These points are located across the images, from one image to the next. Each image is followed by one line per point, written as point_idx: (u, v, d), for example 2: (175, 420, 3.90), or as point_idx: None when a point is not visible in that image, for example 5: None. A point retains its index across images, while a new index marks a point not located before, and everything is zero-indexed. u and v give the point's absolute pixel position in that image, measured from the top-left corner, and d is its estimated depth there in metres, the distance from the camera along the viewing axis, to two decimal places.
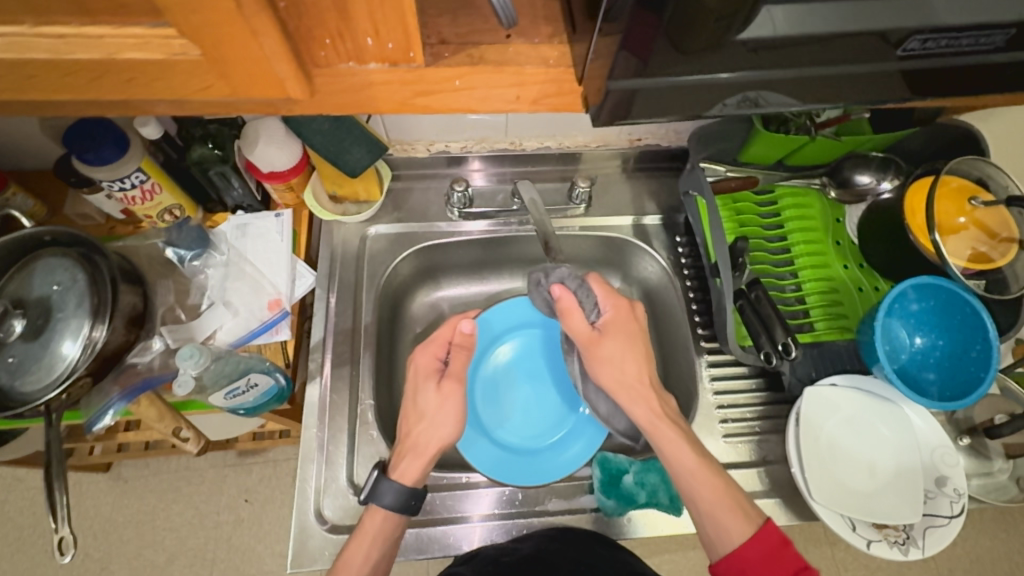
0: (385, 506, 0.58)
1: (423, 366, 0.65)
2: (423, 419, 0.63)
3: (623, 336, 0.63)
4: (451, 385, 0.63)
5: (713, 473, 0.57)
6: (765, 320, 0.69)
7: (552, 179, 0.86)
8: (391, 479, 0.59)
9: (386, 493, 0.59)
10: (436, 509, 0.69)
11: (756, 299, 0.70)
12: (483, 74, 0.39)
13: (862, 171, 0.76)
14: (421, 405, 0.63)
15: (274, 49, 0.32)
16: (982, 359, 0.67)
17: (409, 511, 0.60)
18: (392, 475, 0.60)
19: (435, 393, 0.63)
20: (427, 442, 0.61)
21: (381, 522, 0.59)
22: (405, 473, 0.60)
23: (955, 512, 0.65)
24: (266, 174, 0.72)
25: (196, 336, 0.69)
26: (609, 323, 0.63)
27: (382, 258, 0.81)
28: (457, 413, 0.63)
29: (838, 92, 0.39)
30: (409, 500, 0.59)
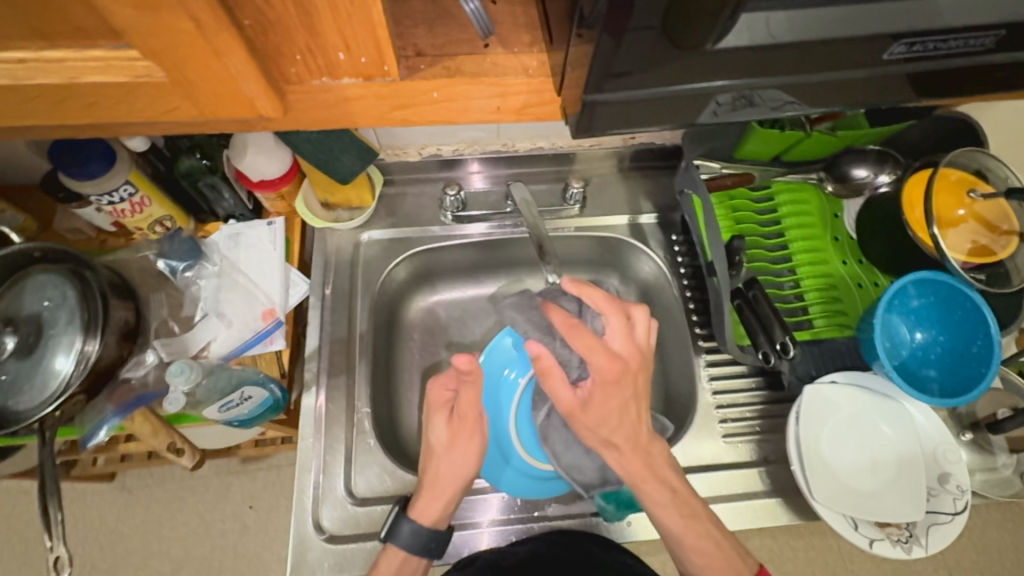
0: (402, 547, 0.60)
1: (434, 399, 0.64)
2: (436, 456, 0.63)
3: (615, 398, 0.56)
4: (462, 423, 0.63)
5: (702, 540, 0.59)
6: (615, 358, 0.55)
7: (545, 180, 0.85)
8: (409, 518, 0.61)
9: (406, 535, 0.60)
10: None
11: (570, 326, 0.55)
12: (461, 86, 0.38)
13: (860, 164, 0.75)
14: (433, 439, 0.63)
15: (240, 69, 0.31)
16: (983, 355, 0.66)
17: (430, 553, 0.61)
18: (411, 514, 0.61)
19: (445, 428, 0.63)
20: (444, 480, 0.62)
21: (397, 567, 0.60)
22: (423, 512, 0.61)
23: (958, 509, 0.64)
24: (256, 183, 0.72)
25: (190, 348, 0.68)
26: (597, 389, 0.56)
27: (376, 264, 0.80)
28: (470, 450, 0.63)
29: (829, 96, 0.38)
30: (429, 542, 0.60)
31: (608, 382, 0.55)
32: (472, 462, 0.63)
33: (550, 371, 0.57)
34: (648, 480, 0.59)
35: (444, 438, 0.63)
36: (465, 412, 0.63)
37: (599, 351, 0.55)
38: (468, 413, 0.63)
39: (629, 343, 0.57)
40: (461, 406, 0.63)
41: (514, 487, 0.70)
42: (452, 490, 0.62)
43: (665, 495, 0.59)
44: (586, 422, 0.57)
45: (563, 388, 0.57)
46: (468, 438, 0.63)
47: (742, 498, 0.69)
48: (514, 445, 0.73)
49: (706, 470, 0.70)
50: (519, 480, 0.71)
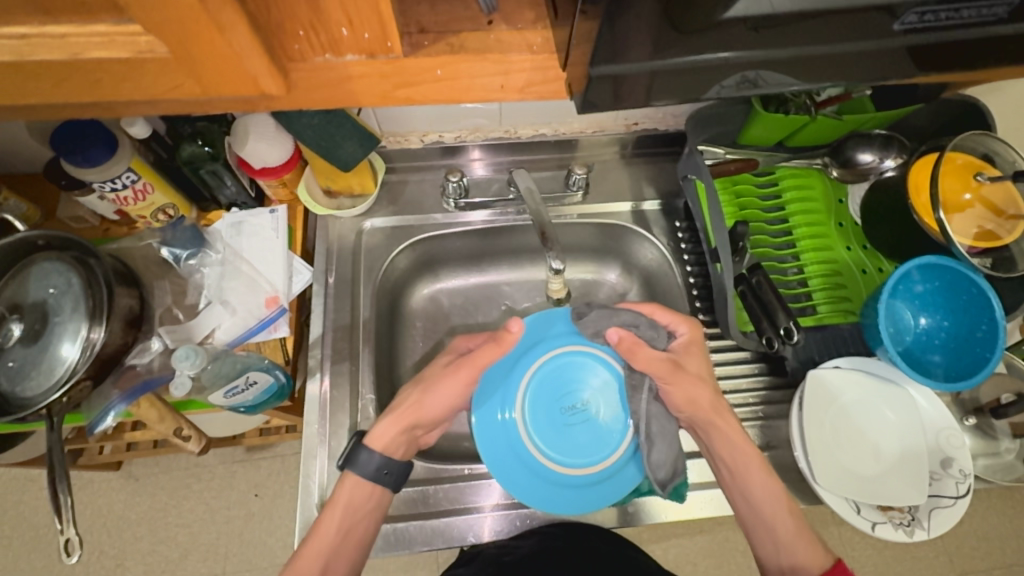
0: (359, 471, 0.61)
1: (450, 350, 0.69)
2: (417, 389, 0.65)
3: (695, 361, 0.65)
4: (464, 368, 0.65)
5: (789, 516, 0.60)
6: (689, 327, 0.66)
7: (548, 167, 0.85)
8: (367, 446, 0.62)
9: (363, 461, 0.61)
10: (441, 501, 0.69)
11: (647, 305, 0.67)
12: (464, 63, 0.38)
13: (864, 150, 0.75)
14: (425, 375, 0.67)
15: (244, 45, 0.31)
16: (988, 340, 0.66)
17: (382, 483, 0.61)
18: (366, 441, 0.63)
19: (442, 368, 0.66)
20: (411, 409, 0.64)
21: (350, 490, 0.61)
22: (377, 436, 0.62)
23: (961, 493, 0.65)
24: (258, 170, 0.72)
25: (195, 336, 0.68)
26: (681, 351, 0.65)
27: (379, 252, 0.80)
28: (455, 390, 0.65)
29: (836, 72, 0.38)
30: (381, 468, 0.61)
31: (689, 352, 0.65)
32: (443, 406, 0.65)
33: (637, 342, 0.64)
34: (750, 455, 0.62)
35: (434, 374, 0.66)
36: (476, 360, 0.64)
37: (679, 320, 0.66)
38: (473, 365, 0.65)
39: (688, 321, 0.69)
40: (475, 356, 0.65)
41: (565, 504, 0.63)
42: (412, 418, 0.64)
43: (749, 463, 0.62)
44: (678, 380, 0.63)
45: (654, 356, 0.63)
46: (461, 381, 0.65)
47: None
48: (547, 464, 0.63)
49: None
50: (570, 494, 0.63)
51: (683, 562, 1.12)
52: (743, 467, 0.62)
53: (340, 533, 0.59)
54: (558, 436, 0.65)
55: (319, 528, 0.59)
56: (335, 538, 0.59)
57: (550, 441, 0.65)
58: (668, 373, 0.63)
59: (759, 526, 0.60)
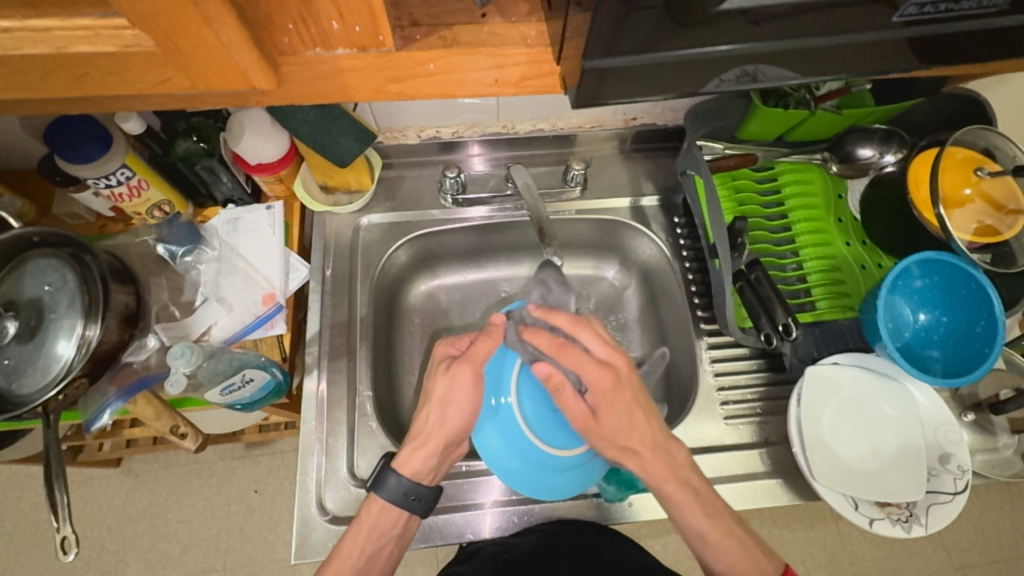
0: (386, 498, 0.60)
1: (438, 352, 0.64)
2: (432, 406, 0.60)
3: (617, 410, 0.56)
4: (462, 367, 0.60)
5: (727, 538, 0.58)
6: (604, 364, 0.56)
7: (546, 163, 0.84)
8: (396, 472, 0.60)
9: (391, 486, 0.60)
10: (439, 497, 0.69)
11: (558, 348, 0.56)
12: (457, 56, 0.37)
13: (864, 145, 0.75)
14: (431, 386, 0.61)
15: (232, 38, 0.31)
16: (987, 335, 0.66)
17: (410, 508, 0.61)
18: (395, 466, 0.61)
19: (444, 376, 0.60)
20: (435, 428, 0.60)
21: (377, 516, 0.60)
22: (405, 462, 0.61)
23: (959, 489, 0.65)
24: (255, 166, 0.71)
25: (191, 333, 0.68)
26: (599, 401, 0.56)
27: (376, 248, 0.80)
28: (468, 398, 0.60)
29: (833, 65, 0.38)
30: (407, 494, 0.60)
31: (606, 394, 0.56)
32: (465, 418, 0.60)
33: (563, 383, 0.56)
34: (669, 481, 0.58)
35: (443, 388, 0.60)
36: (474, 356, 0.60)
37: (589, 368, 0.55)
38: (474, 363, 0.60)
39: (609, 347, 0.57)
40: (470, 350, 0.61)
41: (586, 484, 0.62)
42: (438, 440, 0.60)
43: (688, 495, 0.58)
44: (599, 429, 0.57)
45: (576, 400, 0.57)
46: (468, 388, 0.60)
47: (742, 478, 0.69)
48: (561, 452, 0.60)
49: (707, 452, 0.70)
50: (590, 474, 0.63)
51: (681, 557, 1.13)
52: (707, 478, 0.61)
53: (364, 556, 0.59)
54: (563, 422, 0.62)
55: (342, 551, 0.60)
56: (359, 561, 0.59)
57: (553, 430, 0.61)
58: (587, 423, 0.57)
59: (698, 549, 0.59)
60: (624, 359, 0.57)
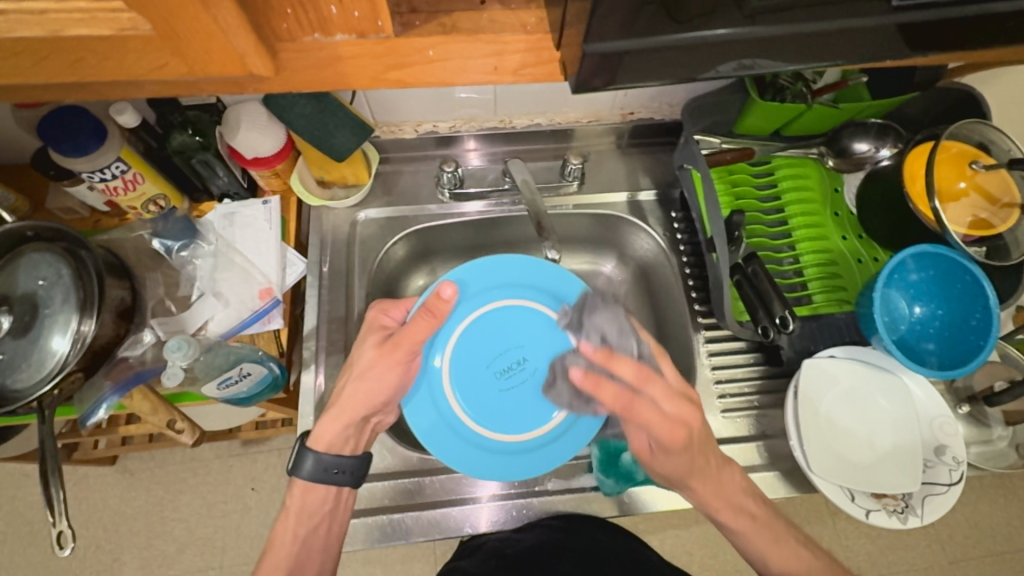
0: (303, 477, 0.59)
1: (375, 321, 0.64)
2: (352, 377, 0.61)
3: (685, 461, 0.56)
4: (391, 348, 0.61)
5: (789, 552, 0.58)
6: (673, 421, 0.56)
7: (544, 158, 0.84)
8: (308, 448, 0.60)
9: (308, 466, 0.59)
10: (438, 491, 0.69)
11: (623, 403, 0.56)
12: (456, 44, 0.37)
13: (861, 139, 0.75)
14: (357, 358, 0.61)
15: (229, 22, 0.30)
16: (982, 328, 0.66)
17: (333, 482, 0.60)
18: (311, 444, 0.60)
19: (373, 350, 0.61)
20: (350, 403, 0.60)
21: (302, 497, 0.60)
22: (319, 437, 0.60)
23: (954, 480, 0.65)
24: (251, 160, 0.71)
25: (187, 328, 0.68)
26: (664, 450, 0.57)
27: (373, 244, 0.80)
28: (390, 375, 0.61)
29: (828, 52, 0.38)
30: (329, 468, 0.59)
31: (676, 449, 0.56)
32: (386, 395, 0.61)
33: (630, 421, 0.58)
34: (724, 514, 0.59)
35: (367, 361, 0.61)
36: (401, 337, 0.60)
37: (658, 424, 0.56)
38: (405, 345, 0.60)
39: (678, 400, 0.56)
40: (404, 332, 0.60)
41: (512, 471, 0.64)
42: (355, 413, 0.60)
43: (744, 523, 0.59)
44: (658, 469, 0.60)
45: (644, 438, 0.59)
46: (394, 366, 0.61)
47: None
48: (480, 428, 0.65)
49: None
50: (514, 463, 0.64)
51: (678, 552, 1.14)
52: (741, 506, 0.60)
53: (298, 539, 0.60)
54: (490, 399, 0.66)
55: (278, 536, 0.61)
56: (295, 546, 0.60)
57: (480, 406, 0.65)
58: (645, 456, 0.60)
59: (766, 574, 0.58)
60: (696, 414, 0.57)
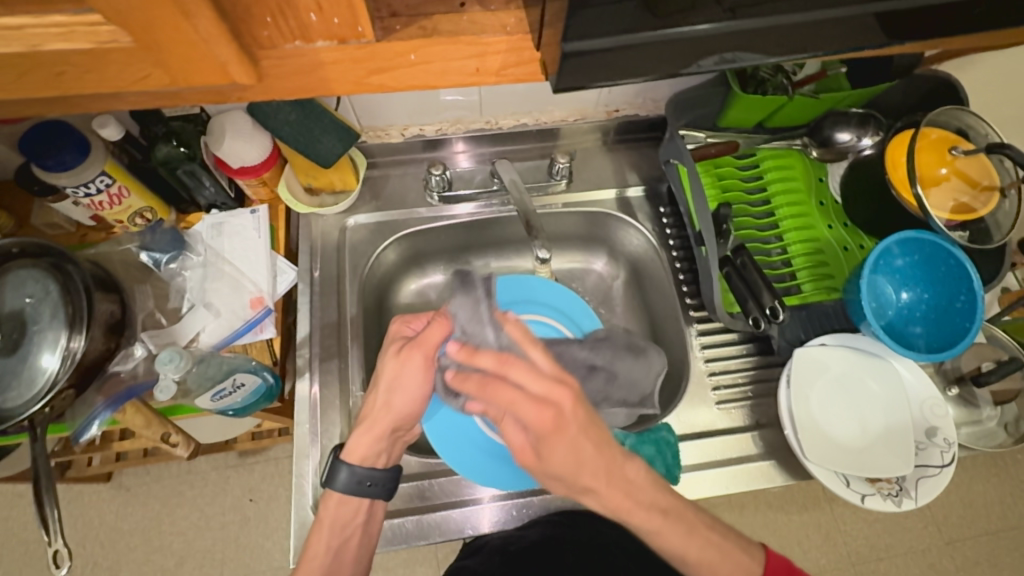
0: (338, 489, 0.60)
1: (394, 332, 0.63)
2: (380, 389, 0.60)
3: (566, 450, 0.49)
4: (411, 352, 0.60)
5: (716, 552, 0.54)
6: (541, 402, 0.49)
7: (531, 157, 0.85)
8: (342, 461, 0.60)
9: (342, 479, 0.60)
10: (437, 492, 0.69)
11: (483, 387, 0.50)
12: (438, 47, 0.37)
13: (843, 129, 0.77)
14: (382, 367, 0.61)
15: (210, 31, 0.30)
16: (968, 309, 0.68)
17: (365, 494, 0.61)
18: (345, 458, 0.61)
19: (394, 357, 0.60)
20: (380, 413, 0.60)
21: (335, 509, 0.60)
22: (354, 450, 0.60)
23: (946, 461, 0.66)
24: (237, 169, 0.71)
25: (179, 340, 0.67)
26: (545, 446, 0.50)
27: (363, 249, 0.80)
28: (419, 378, 0.60)
29: (806, 44, 0.39)
30: (363, 480, 0.60)
31: (548, 435, 0.49)
32: (413, 404, 0.61)
33: (501, 417, 0.51)
34: (633, 513, 0.52)
35: (391, 370, 0.60)
36: (423, 342, 0.59)
37: (523, 406, 0.49)
38: (425, 348, 0.59)
39: (546, 380, 0.50)
40: (421, 336, 0.59)
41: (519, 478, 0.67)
42: (384, 424, 0.60)
43: (658, 522, 0.53)
44: (547, 473, 0.51)
45: (518, 435, 0.51)
46: (417, 369, 0.60)
47: (735, 461, 0.70)
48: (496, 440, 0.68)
49: (700, 437, 0.71)
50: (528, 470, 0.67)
51: None
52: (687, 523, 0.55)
53: (331, 551, 0.60)
54: None
55: (309, 550, 0.60)
56: (327, 559, 0.60)
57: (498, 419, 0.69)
58: (527, 462, 0.52)
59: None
60: (567, 392, 0.50)
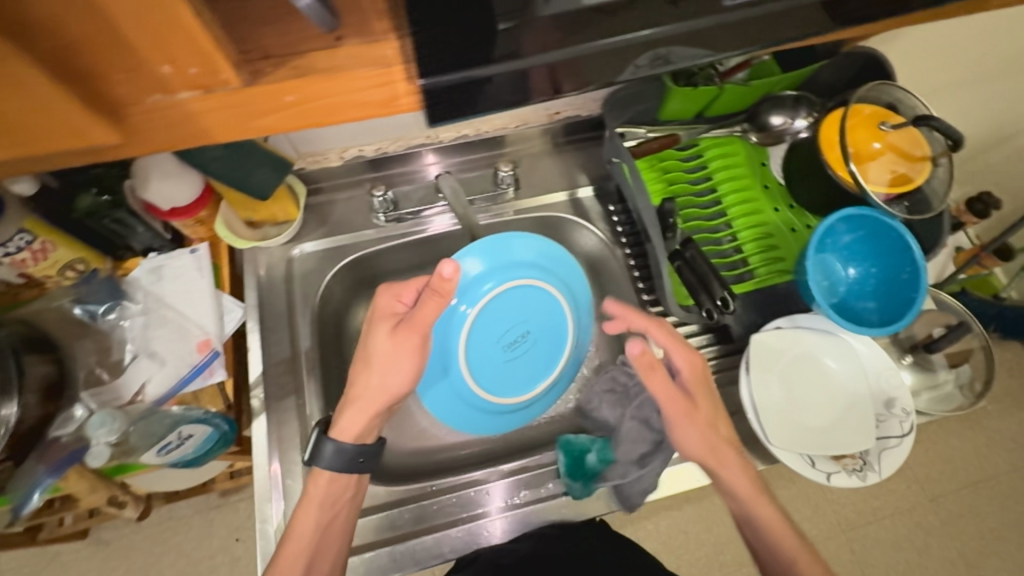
0: (327, 469, 0.59)
1: (382, 307, 0.62)
2: (372, 370, 0.61)
3: (706, 390, 0.64)
4: (405, 334, 0.60)
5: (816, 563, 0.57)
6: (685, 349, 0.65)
7: (479, 167, 0.84)
8: (330, 437, 0.60)
9: (329, 455, 0.59)
10: (424, 515, 0.68)
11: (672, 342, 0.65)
12: (317, 85, 0.34)
13: (778, 112, 0.77)
14: (372, 350, 0.61)
15: (49, 94, 0.29)
16: (912, 281, 0.68)
17: (354, 470, 0.61)
18: (333, 434, 0.61)
19: (388, 337, 0.61)
20: (373, 394, 0.61)
21: (325, 487, 0.59)
22: (345, 429, 0.61)
23: (906, 431, 0.67)
24: (168, 212, 0.68)
25: (124, 395, 0.65)
26: (689, 382, 0.65)
27: (314, 277, 0.78)
28: (412, 362, 0.61)
29: (684, 46, 0.39)
30: (355, 457, 0.60)
31: (696, 375, 0.65)
32: (409, 380, 0.62)
33: (649, 369, 0.63)
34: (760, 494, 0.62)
35: (385, 349, 0.60)
36: (417, 322, 0.60)
37: (676, 348, 0.65)
38: (417, 327, 0.60)
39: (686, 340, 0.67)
40: (415, 315, 0.59)
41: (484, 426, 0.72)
42: (379, 404, 0.61)
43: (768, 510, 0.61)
44: (691, 420, 0.63)
45: (665, 388, 0.64)
46: (410, 349, 0.61)
47: None
48: (475, 392, 0.69)
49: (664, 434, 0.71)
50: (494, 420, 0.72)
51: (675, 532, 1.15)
52: (768, 520, 0.60)
53: (320, 528, 0.58)
54: (489, 365, 0.70)
55: (297, 528, 0.58)
56: (315, 534, 0.58)
57: (484, 373, 0.69)
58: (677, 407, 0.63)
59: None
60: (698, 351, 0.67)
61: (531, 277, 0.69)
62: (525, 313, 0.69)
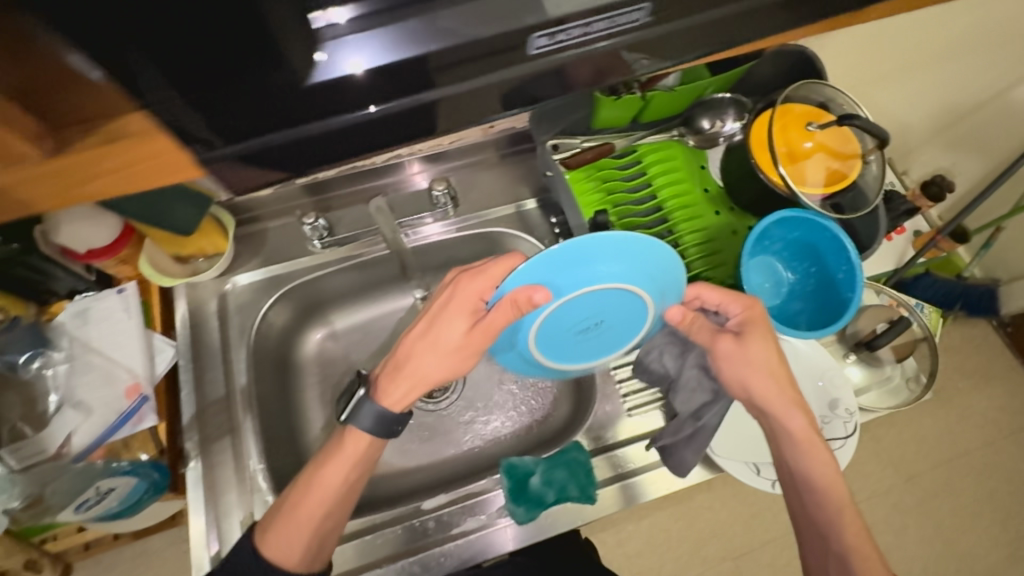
0: (366, 429, 0.57)
1: (464, 294, 0.55)
2: (422, 337, 0.57)
3: (761, 338, 0.59)
4: (479, 337, 0.55)
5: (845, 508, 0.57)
6: (744, 303, 0.60)
7: (419, 184, 0.82)
8: (374, 400, 0.58)
9: (370, 414, 0.57)
10: (378, 548, 0.66)
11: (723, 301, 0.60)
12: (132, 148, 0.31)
13: (707, 116, 0.78)
14: (446, 330, 0.56)
15: None
16: (849, 280, 0.68)
17: (391, 434, 0.59)
18: (375, 396, 0.58)
19: (463, 331, 0.55)
20: (419, 373, 0.57)
21: (358, 445, 0.58)
22: (395, 398, 0.57)
23: (849, 432, 0.68)
24: (86, 254, 0.66)
25: (49, 448, 0.63)
26: (743, 330, 0.60)
27: (249, 310, 0.76)
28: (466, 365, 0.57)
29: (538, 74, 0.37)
30: (395, 424, 0.59)
31: (747, 325, 0.59)
32: (449, 371, 0.57)
33: (686, 323, 0.60)
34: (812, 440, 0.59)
35: (457, 337, 0.55)
36: (489, 325, 0.54)
37: (729, 299, 0.59)
38: (486, 334, 0.55)
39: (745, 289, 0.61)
40: (490, 319, 0.54)
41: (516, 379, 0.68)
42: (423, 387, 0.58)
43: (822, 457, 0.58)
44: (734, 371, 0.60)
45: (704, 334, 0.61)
46: (471, 354, 0.56)
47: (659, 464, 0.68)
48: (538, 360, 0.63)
49: (609, 450, 0.69)
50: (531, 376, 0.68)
51: None
52: (814, 458, 0.59)
53: (348, 484, 0.58)
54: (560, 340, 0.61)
55: (325, 479, 0.57)
56: (344, 486, 0.57)
57: (551, 346, 0.62)
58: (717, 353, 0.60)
59: (818, 513, 0.57)
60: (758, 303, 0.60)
61: (630, 287, 0.56)
62: (613, 314, 0.59)
